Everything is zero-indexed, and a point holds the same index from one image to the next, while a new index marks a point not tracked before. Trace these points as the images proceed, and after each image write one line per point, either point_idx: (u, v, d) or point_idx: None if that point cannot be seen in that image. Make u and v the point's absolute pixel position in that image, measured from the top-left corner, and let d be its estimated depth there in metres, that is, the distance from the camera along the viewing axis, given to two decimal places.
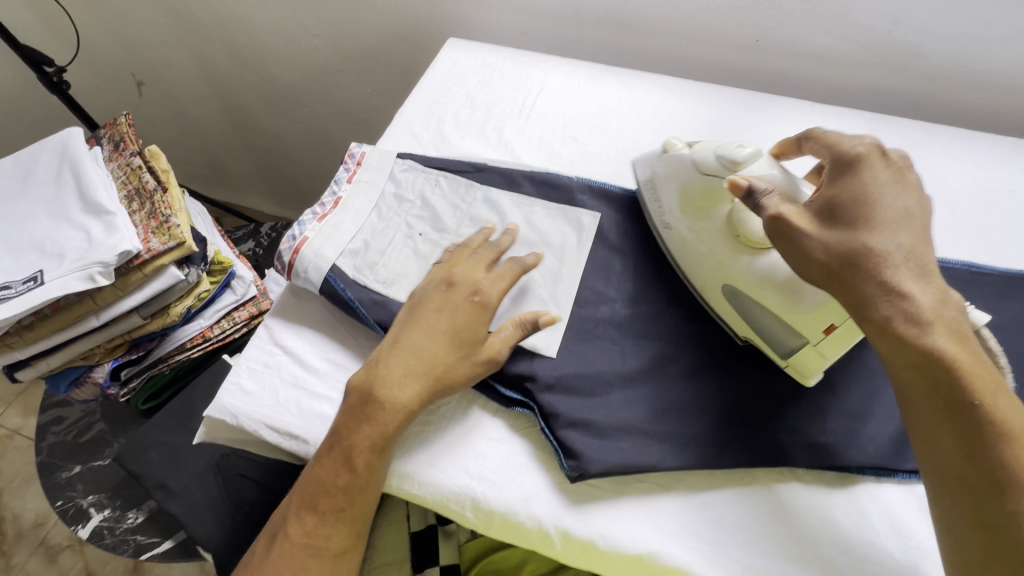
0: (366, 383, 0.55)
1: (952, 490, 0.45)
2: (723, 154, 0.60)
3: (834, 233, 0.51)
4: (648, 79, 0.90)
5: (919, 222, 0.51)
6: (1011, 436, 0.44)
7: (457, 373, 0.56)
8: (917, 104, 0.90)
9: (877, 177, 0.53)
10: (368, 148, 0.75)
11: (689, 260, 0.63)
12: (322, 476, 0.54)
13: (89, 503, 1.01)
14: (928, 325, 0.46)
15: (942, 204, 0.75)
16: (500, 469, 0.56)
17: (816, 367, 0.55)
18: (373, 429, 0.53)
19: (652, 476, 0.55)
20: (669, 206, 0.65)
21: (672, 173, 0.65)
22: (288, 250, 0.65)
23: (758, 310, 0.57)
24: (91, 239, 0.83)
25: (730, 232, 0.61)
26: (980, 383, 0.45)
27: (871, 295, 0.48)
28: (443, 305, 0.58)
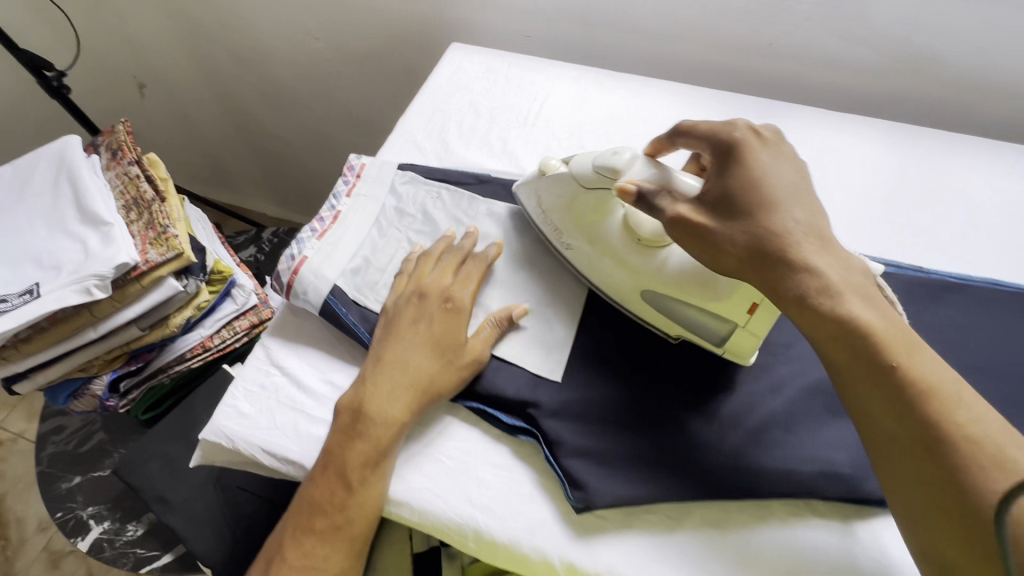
0: (354, 401, 0.53)
1: (889, 456, 0.43)
2: (599, 164, 0.57)
3: (734, 224, 0.49)
4: (657, 85, 0.87)
5: (807, 191, 0.51)
6: (935, 391, 0.42)
7: (444, 381, 0.54)
8: (937, 111, 0.87)
9: (760, 157, 0.52)
10: (368, 160, 0.73)
11: (604, 277, 0.61)
12: (314, 496, 0.51)
13: (88, 515, 1.00)
14: (842, 295, 0.45)
15: (964, 218, 0.72)
16: (504, 498, 0.54)
17: (750, 347, 0.56)
18: (366, 444, 0.51)
19: (661, 507, 0.53)
20: (562, 225, 0.63)
21: (555, 190, 0.63)
22: (286, 271, 0.63)
23: (681, 305, 0.57)
24: (89, 251, 0.81)
25: (630, 238, 0.59)
26: (895, 344, 0.44)
27: (784, 281, 0.47)
28: (417, 317, 0.57)
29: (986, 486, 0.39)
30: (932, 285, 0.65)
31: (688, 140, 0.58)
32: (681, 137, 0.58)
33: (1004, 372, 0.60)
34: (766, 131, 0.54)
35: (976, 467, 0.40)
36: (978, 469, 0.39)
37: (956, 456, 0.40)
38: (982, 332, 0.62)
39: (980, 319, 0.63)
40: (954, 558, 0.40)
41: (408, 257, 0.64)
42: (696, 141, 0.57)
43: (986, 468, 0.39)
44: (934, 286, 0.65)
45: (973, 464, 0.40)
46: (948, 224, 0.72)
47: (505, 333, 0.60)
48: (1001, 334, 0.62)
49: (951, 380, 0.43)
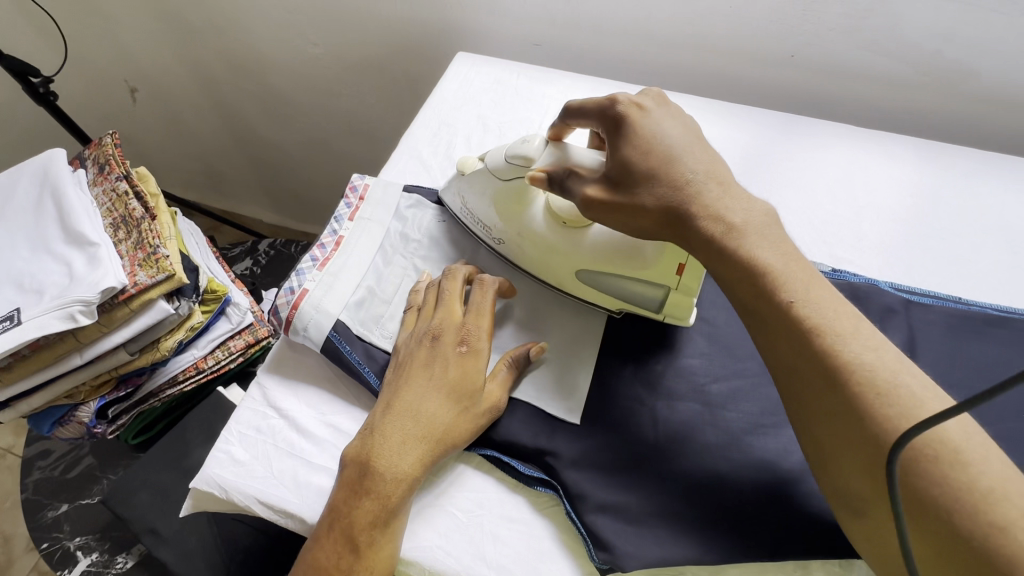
0: (362, 453, 0.49)
1: (795, 393, 0.42)
2: (510, 154, 0.57)
3: (639, 187, 0.48)
4: (676, 99, 0.83)
5: (696, 142, 0.51)
6: (831, 321, 0.41)
7: (460, 430, 0.50)
8: (967, 128, 0.83)
9: (645, 116, 0.51)
10: (371, 180, 0.69)
11: (540, 267, 0.60)
12: (319, 560, 0.46)
13: (76, 545, 0.95)
14: (747, 238, 0.45)
15: (1000, 245, 0.68)
16: (521, 557, 0.50)
17: (688, 309, 0.56)
18: (377, 502, 0.47)
19: (692, 567, 0.49)
20: (490, 219, 0.62)
21: (475, 186, 0.62)
22: (285, 305, 0.58)
23: (615, 279, 0.57)
24: (73, 274, 0.76)
25: (554, 223, 0.59)
26: (791, 283, 0.43)
27: (694, 236, 0.47)
28: (428, 361, 0.52)
29: (882, 410, 0.38)
30: (972, 318, 0.62)
31: (582, 121, 0.56)
32: (573, 118, 0.56)
33: None
34: (648, 97, 0.54)
35: (872, 393, 0.38)
36: (875, 395, 0.38)
37: (855, 385, 0.39)
38: None
39: None
40: (863, 492, 0.39)
41: (417, 286, 0.60)
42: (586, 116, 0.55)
43: (885, 394, 0.38)
44: (975, 320, 0.61)
45: (872, 392, 0.38)
46: (986, 250, 0.68)
47: (521, 372, 0.56)
48: None
49: (848, 311, 0.43)
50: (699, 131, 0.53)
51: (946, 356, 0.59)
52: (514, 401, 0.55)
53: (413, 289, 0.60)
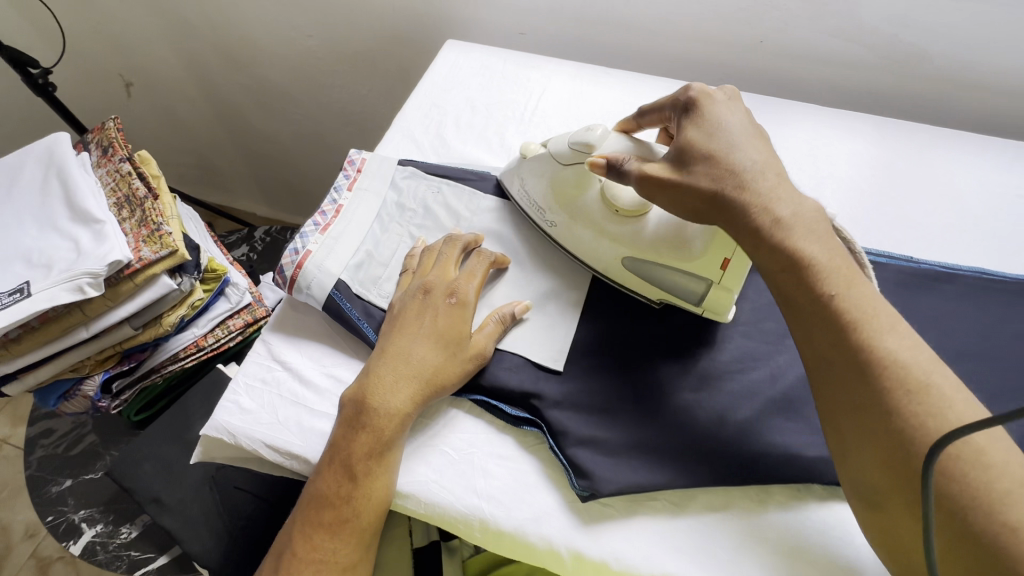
0: (359, 393, 0.53)
1: (829, 385, 0.46)
2: (574, 141, 0.62)
3: (696, 169, 0.53)
4: (652, 82, 0.88)
5: (757, 135, 0.56)
6: (871, 319, 0.46)
7: (448, 373, 0.55)
8: (921, 107, 0.89)
9: (716, 109, 0.56)
10: (368, 155, 0.73)
11: (585, 251, 0.63)
12: (323, 490, 0.51)
13: (80, 518, 0.98)
14: (791, 229, 0.50)
15: (950, 210, 0.74)
16: (509, 488, 0.54)
17: (727, 306, 0.59)
18: (371, 436, 0.51)
19: (665, 493, 0.54)
20: (544, 203, 0.65)
21: (535, 169, 0.66)
22: (290, 264, 0.63)
23: (661, 270, 0.59)
24: (80, 249, 0.80)
25: (608, 209, 0.61)
26: (834, 279, 0.48)
27: (741, 216, 0.51)
28: (420, 313, 0.57)
29: (912, 410, 0.42)
30: (922, 275, 0.67)
31: (655, 117, 0.63)
32: (646, 118, 0.64)
33: (989, 357, 0.62)
34: (721, 91, 0.59)
35: (901, 392, 0.43)
36: (906, 395, 0.43)
37: (886, 383, 0.44)
38: (971, 319, 0.64)
39: (966, 307, 0.65)
40: (878, 482, 0.44)
41: (411, 253, 0.64)
42: (659, 112, 0.62)
43: (916, 395, 0.43)
44: (924, 276, 0.67)
45: (904, 393, 0.43)
46: (937, 216, 0.74)
47: (507, 328, 0.61)
48: (989, 321, 0.64)
49: (888, 312, 0.47)
50: (760, 127, 0.57)
51: (896, 308, 0.65)
52: (500, 352, 0.60)
53: (407, 256, 0.64)
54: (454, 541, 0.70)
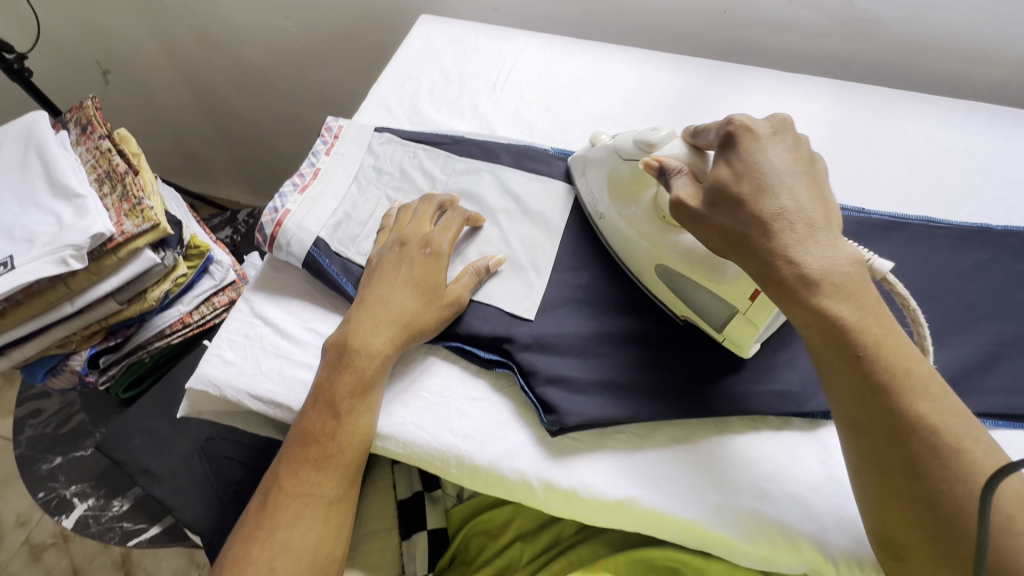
0: (342, 337, 0.57)
1: (858, 447, 0.45)
2: (639, 138, 0.60)
3: (721, 211, 0.50)
4: (619, 51, 0.91)
5: (803, 176, 0.50)
6: (904, 380, 0.44)
7: (425, 318, 0.58)
8: (875, 71, 0.93)
9: (754, 148, 0.51)
10: (345, 122, 0.76)
11: (624, 248, 0.64)
12: (308, 427, 0.54)
13: (72, 493, 1.00)
14: (820, 287, 0.46)
15: (902, 165, 0.78)
16: (482, 426, 0.58)
17: (751, 335, 0.56)
18: (354, 375, 0.55)
19: (631, 427, 0.58)
20: (599, 195, 0.66)
21: (598, 164, 0.66)
22: (270, 223, 0.65)
23: (690, 287, 0.58)
24: (62, 223, 0.81)
25: (654, 214, 0.61)
26: (870, 335, 0.45)
27: (764, 266, 0.48)
28: (398, 262, 0.61)
29: (940, 474, 0.42)
30: (874, 224, 0.71)
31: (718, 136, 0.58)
32: None
33: (932, 298, 0.66)
34: (769, 121, 0.54)
35: (932, 456, 0.42)
36: (939, 460, 0.42)
37: (917, 444, 0.42)
38: (918, 263, 0.68)
39: (913, 252, 0.69)
40: (900, 536, 0.43)
41: (390, 214, 0.66)
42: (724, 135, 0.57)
43: (950, 458, 0.42)
44: (875, 225, 0.71)
45: (935, 456, 0.42)
46: (889, 170, 0.78)
47: (482, 281, 0.64)
48: (934, 264, 0.68)
49: (922, 371, 0.45)
50: (812, 167, 0.51)
51: None
52: (475, 303, 0.63)
53: (387, 215, 0.66)
54: (438, 491, 0.71)
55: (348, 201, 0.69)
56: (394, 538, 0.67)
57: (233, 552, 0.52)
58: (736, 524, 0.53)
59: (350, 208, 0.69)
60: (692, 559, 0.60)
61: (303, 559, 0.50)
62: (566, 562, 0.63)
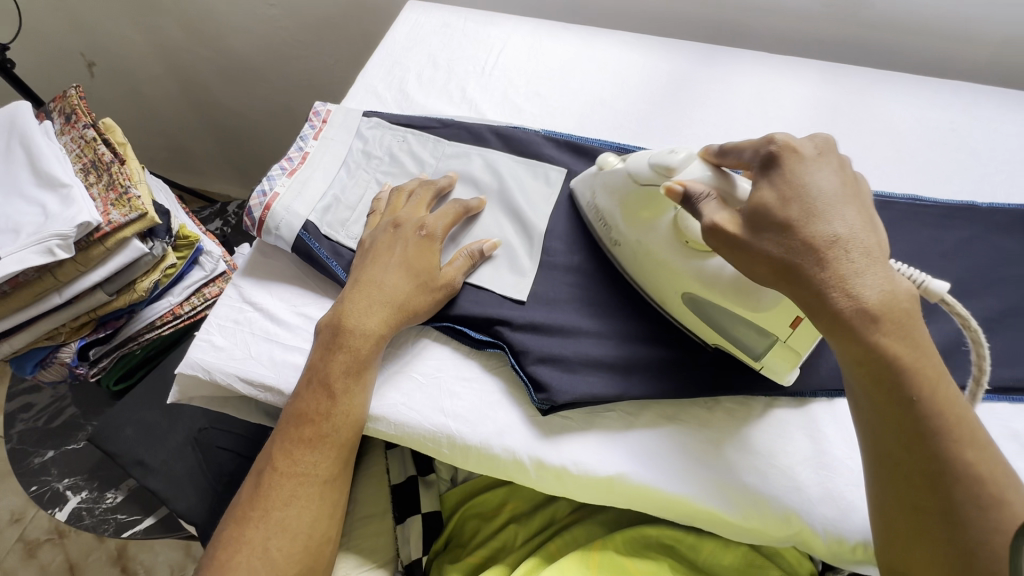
0: (335, 318, 0.58)
1: (894, 486, 0.44)
2: (655, 161, 0.56)
3: (768, 237, 0.46)
4: (607, 34, 0.91)
5: (852, 202, 0.47)
6: (955, 428, 0.43)
7: (418, 301, 0.59)
8: (861, 53, 0.94)
9: (800, 170, 0.48)
10: (333, 107, 0.75)
11: (646, 277, 0.60)
12: (302, 408, 0.55)
13: (65, 486, 1.00)
14: (879, 323, 0.43)
15: (888, 144, 0.79)
16: (473, 406, 0.58)
17: (791, 363, 0.54)
18: (348, 356, 0.56)
19: (620, 405, 0.58)
20: (613, 221, 0.61)
21: (609, 187, 0.61)
22: (258, 207, 0.65)
23: (725, 316, 0.55)
24: (48, 212, 0.80)
25: (676, 239, 0.56)
26: (923, 376, 0.43)
27: (817, 298, 0.44)
28: (392, 243, 0.61)
29: (980, 524, 0.41)
30: None
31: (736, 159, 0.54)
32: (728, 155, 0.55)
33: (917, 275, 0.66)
34: (812, 142, 0.51)
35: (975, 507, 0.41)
36: (978, 509, 0.41)
37: (959, 492, 0.42)
38: (904, 241, 0.69)
39: (899, 230, 0.69)
40: None
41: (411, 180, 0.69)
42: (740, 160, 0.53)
43: (988, 509, 0.41)
44: None
45: (975, 505, 0.41)
46: (876, 150, 0.78)
47: (476, 265, 0.64)
48: (920, 241, 0.69)
49: (965, 415, 0.44)
50: (859, 191, 0.49)
51: None
52: (468, 286, 0.63)
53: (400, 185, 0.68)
54: (431, 476, 0.71)
55: (338, 185, 0.69)
56: (388, 524, 0.66)
57: (227, 533, 0.52)
58: (726, 498, 0.53)
59: (340, 192, 0.68)
60: (685, 536, 0.61)
61: (298, 538, 0.51)
62: (561, 542, 0.62)
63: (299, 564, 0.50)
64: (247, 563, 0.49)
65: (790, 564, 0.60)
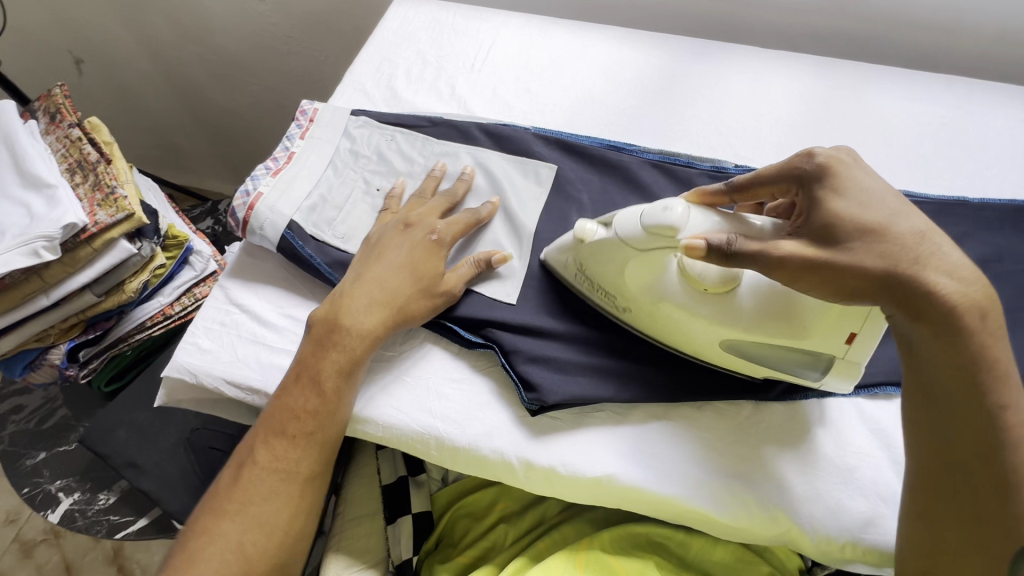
0: (331, 313, 0.57)
1: (947, 483, 0.45)
2: (651, 224, 0.51)
3: (863, 245, 0.44)
4: (597, 29, 0.90)
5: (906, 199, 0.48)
6: None
7: (416, 304, 0.58)
8: (852, 47, 0.93)
9: (857, 175, 0.48)
10: (320, 105, 0.75)
11: (671, 334, 0.57)
12: (288, 403, 0.54)
13: (57, 487, 1.00)
14: (982, 322, 0.43)
15: (880, 139, 0.78)
16: (462, 407, 0.58)
17: (852, 376, 0.53)
18: (340, 354, 0.55)
19: (610, 405, 0.58)
20: (619, 288, 0.57)
21: (601, 258, 0.56)
22: (242, 207, 0.65)
23: (770, 349, 0.53)
24: (33, 214, 0.79)
25: (694, 291, 0.53)
26: (1003, 384, 0.44)
27: (926, 301, 0.43)
28: (400, 241, 0.61)
29: None
30: None
31: (756, 188, 0.54)
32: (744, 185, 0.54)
33: None
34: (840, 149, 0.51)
35: None
36: None
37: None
38: None
39: None
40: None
41: (430, 175, 0.68)
42: (770, 183, 0.52)
43: None
44: None
45: None
46: (868, 145, 0.78)
47: (482, 274, 0.62)
48: None
49: None
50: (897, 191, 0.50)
51: None
52: (471, 294, 0.62)
53: (426, 177, 0.68)
54: (422, 476, 0.71)
55: (323, 184, 0.68)
56: (378, 525, 0.66)
57: (201, 524, 0.52)
58: (715, 498, 0.53)
59: (326, 190, 0.68)
60: (675, 533, 0.61)
61: (274, 534, 0.51)
62: (549, 541, 0.62)
63: (271, 561, 0.50)
64: (220, 558, 0.49)
65: (779, 560, 0.61)
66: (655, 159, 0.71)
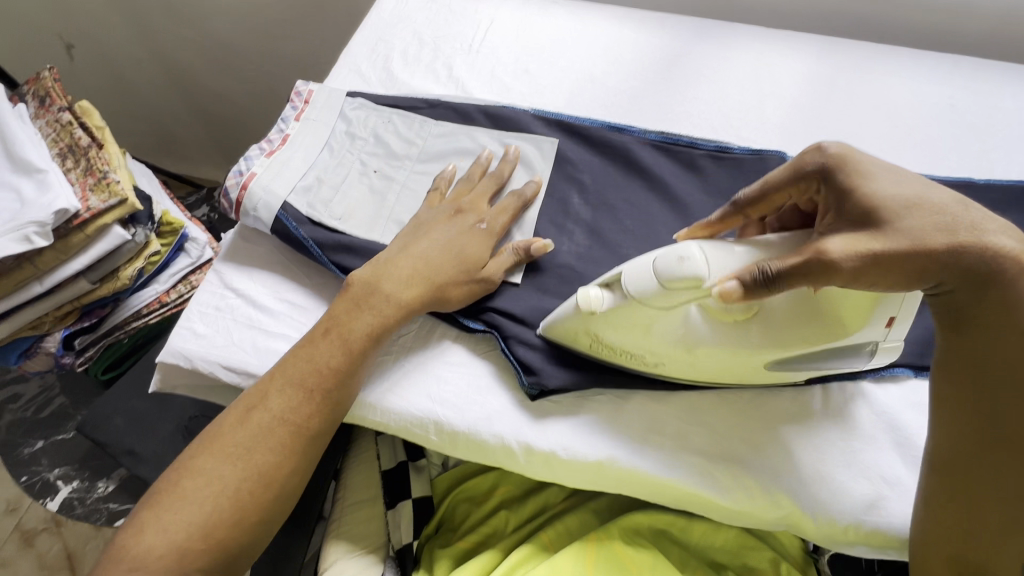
0: (372, 275, 0.57)
1: (984, 443, 0.45)
2: (667, 280, 0.46)
3: (914, 220, 0.43)
4: (599, 9, 0.88)
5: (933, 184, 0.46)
6: None
7: (454, 288, 0.57)
8: (856, 28, 0.91)
9: (872, 164, 0.47)
10: (316, 86, 0.73)
11: (710, 368, 0.53)
12: (315, 357, 0.53)
13: (56, 476, 1.00)
14: None
15: (885, 118, 0.77)
16: (461, 391, 0.57)
17: (889, 354, 0.53)
18: (372, 315, 0.55)
19: (611, 389, 0.57)
20: (639, 343, 0.52)
21: (615, 324, 0.51)
22: (235, 187, 0.64)
23: (807, 359, 0.51)
24: (24, 199, 0.78)
25: (725, 322, 0.49)
26: None
27: (982, 267, 0.43)
28: (448, 226, 0.60)
29: None
30: None
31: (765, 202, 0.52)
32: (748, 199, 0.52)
33: None
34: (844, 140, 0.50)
35: None
36: None
37: None
38: None
39: None
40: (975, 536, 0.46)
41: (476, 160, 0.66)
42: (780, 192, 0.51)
43: None
44: None
45: None
46: (873, 126, 0.76)
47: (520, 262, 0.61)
48: None
49: None
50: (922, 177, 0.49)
51: None
52: (506, 285, 0.61)
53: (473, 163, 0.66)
54: (421, 461, 0.70)
55: (319, 166, 0.67)
56: (380, 510, 0.66)
57: (195, 462, 0.49)
58: (718, 482, 0.53)
59: (321, 172, 0.66)
60: (676, 519, 0.61)
61: (272, 485, 0.49)
62: (554, 532, 0.62)
63: (262, 509, 0.49)
64: (215, 499, 0.47)
65: (781, 544, 0.61)
66: (656, 139, 0.70)
